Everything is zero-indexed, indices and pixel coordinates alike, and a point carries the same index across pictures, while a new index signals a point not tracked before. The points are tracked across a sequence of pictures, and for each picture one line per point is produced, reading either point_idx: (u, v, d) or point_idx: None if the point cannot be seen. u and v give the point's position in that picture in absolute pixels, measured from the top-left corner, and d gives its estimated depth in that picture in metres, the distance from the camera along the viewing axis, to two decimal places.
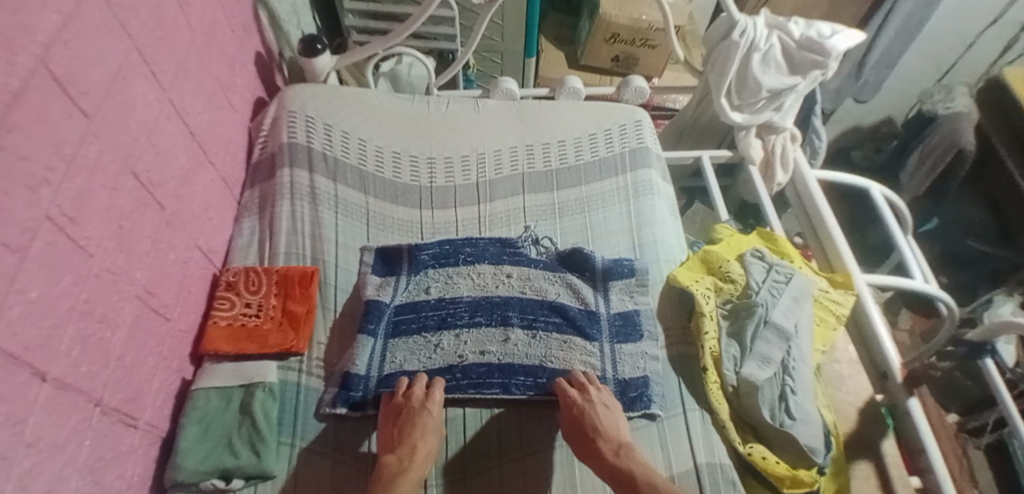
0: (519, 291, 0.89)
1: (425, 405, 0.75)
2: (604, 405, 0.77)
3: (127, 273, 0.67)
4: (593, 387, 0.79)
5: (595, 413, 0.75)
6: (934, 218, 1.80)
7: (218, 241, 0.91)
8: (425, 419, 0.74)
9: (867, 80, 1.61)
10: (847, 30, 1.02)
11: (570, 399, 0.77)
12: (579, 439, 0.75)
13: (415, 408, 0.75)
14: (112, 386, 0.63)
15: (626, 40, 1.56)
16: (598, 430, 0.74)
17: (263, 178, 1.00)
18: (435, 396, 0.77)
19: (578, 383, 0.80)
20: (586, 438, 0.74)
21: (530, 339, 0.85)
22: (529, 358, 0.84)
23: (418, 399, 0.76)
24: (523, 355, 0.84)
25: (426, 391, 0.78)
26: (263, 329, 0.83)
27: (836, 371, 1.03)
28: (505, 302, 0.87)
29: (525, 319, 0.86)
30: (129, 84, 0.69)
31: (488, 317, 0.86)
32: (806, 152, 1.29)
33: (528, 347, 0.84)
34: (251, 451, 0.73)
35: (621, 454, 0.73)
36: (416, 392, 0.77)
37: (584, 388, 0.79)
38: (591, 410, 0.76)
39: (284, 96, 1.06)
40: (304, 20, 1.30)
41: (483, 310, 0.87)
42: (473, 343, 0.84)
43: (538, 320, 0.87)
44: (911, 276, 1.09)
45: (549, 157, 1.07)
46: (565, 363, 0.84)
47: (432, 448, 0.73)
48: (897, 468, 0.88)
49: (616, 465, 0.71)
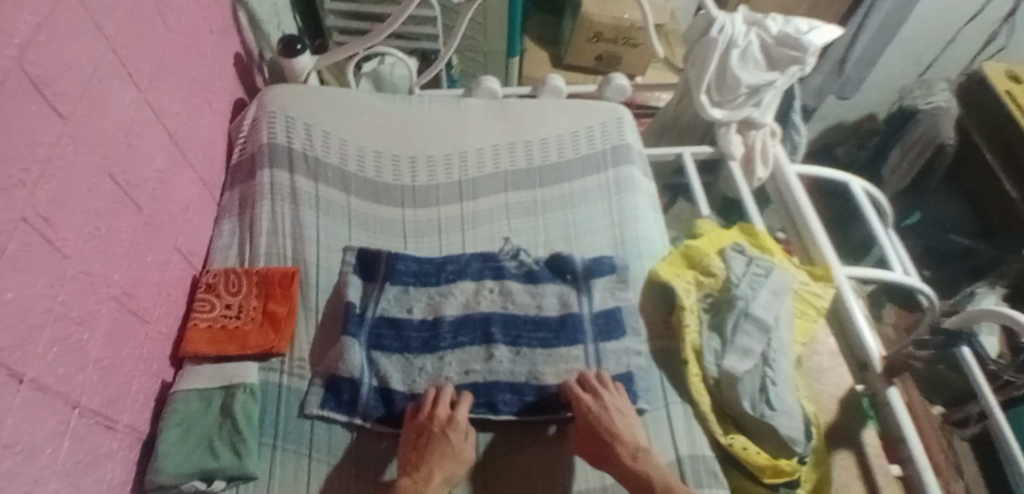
0: (500, 306, 0.89)
1: (446, 431, 0.74)
2: (620, 411, 0.78)
3: (104, 275, 0.66)
4: (607, 391, 0.79)
5: (612, 420, 0.76)
6: (916, 212, 1.83)
7: (197, 243, 0.90)
8: (444, 445, 0.73)
9: (849, 77, 1.63)
10: (825, 26, 1.04)
11: (585, 405, 0.77)
12: (594, 442, 0.75)
13: (436, 432, 0.74)
14: (90, 389, 0.63)
15: (609, 39, 1.57)
16: (616, 434, 0.75)
17: (243, 180, 0.99)
18: (457, 421, 0.75)
19: (592, 387, 0.80)
20: (603, 442, 0.75)
21: (514, 355, 0.85)
22: (515, 376, 0.84)
23: (440, 423, 0.74)
24: (508, 372, 0.84)
25: (449, 414, 0.76)
26: (244, 330, 0.82)
27: (817, 363, 0.98)
28: (487, 317, 0.87)
29: (509, 335, 0.86)
30: (105, 86, 0.68)
31: (471, 336, 0.86)
32: (787, 148, 1.31)
33: (512, 364, 0.84)
34: (232, 452, 0.73)
35: (639, 457, 0.73)
36: (439, 414, 0.75)
37: (598, 393, 0.79)
38: (606, 417, 0.76)
39: (265, 96, 1.05)
40: (285, 21, 1.30)
41: (467, 329, 0.86)
42: (457, 364, 0.83)
43: (521, 335, 0.87)
44: (891, 268, 1.11)
45: (531, 154, 1.08)
46: (551, 373, 0.84)
47: (449, 473, 0.72)
48: (877, 458, 0.88)
49: (633, 470, 0.72)
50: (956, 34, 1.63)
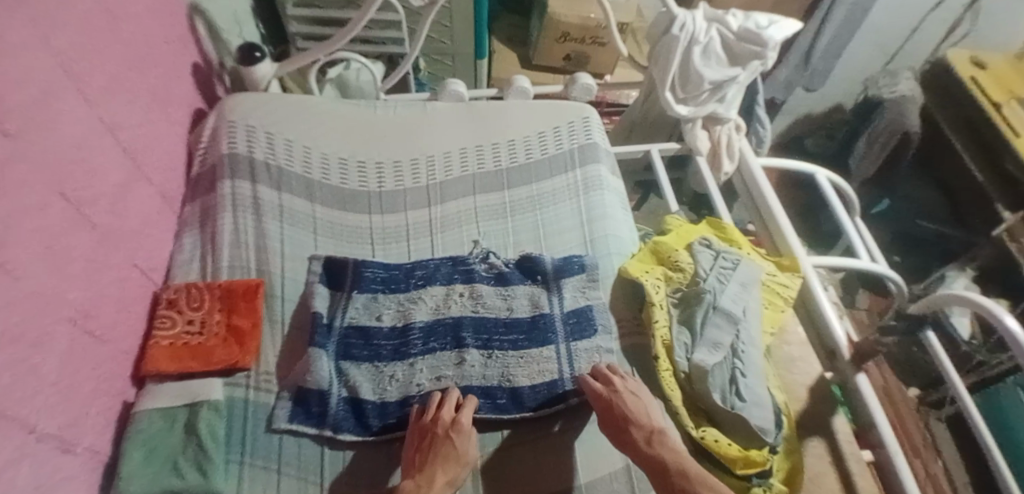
0: (471, 310, 0.89)
1: (449, 433, 0.74)
2: (632, 393, 0.80)
3: (58, 295, 0.64)
4: (617, 377, 0.82)
5: (625, 404, 0.78)
6: (885, 199, 1.88)
7: (157, 258, 0.89)
8: (447, 448, 0.73)
9: (816, 69, 1.66)
10: (784, 20, 1.06)
11: (596, 392, 0.80)
12: (613, 427, 0.78)
13: (440, 435, 0.73)
14: (47, 412, 0.60)
15: (577, 39, 1.58)
16: (630, 419, 0.77)
17: (204, 192, 0.97)
18: (461, 424, 0.75)
19: (602, 376, 0.82)
20: (619, 425, 0.77)
21: (486, 359, 0.85)
22: (487, 379, 0.83)
23: (444, 425, 0.74)
24: (480, 376, 0.83)
25: (453, 417, 0.76)
26: (207, 346, 0.81)
27: (787, 354, 0.98)
28: (458, 322, 0.87)
29: (480, 339, 0.86)
30: (53, 101, 0.66)
31: (442, 341, 0.85)
32: (753, 141, 1.33)
33: (484, 368, 0.84)
34: (198, 472, 0.72)
35: (653, 441, 0.75)
36: (443, 417, 0.75)
37: (609, 379, 0.81)
38: (619, 401, 0.78)
39: (224, 105, 1.03)
40: (246, 28, 1.28)
41: (438, 334, 0.86)
42: (429, 370, 0.83)
43: (492, 339, 0.86)
44: (858, 257, 1.13)
45: (499, 156, 1.07)
46: (523, 376, 0.84)
47: (452, 476, 0.72)
48: (849, 444, 0.88)
49: (649, 452, 0.74)
50: (919, 23, 1.66)
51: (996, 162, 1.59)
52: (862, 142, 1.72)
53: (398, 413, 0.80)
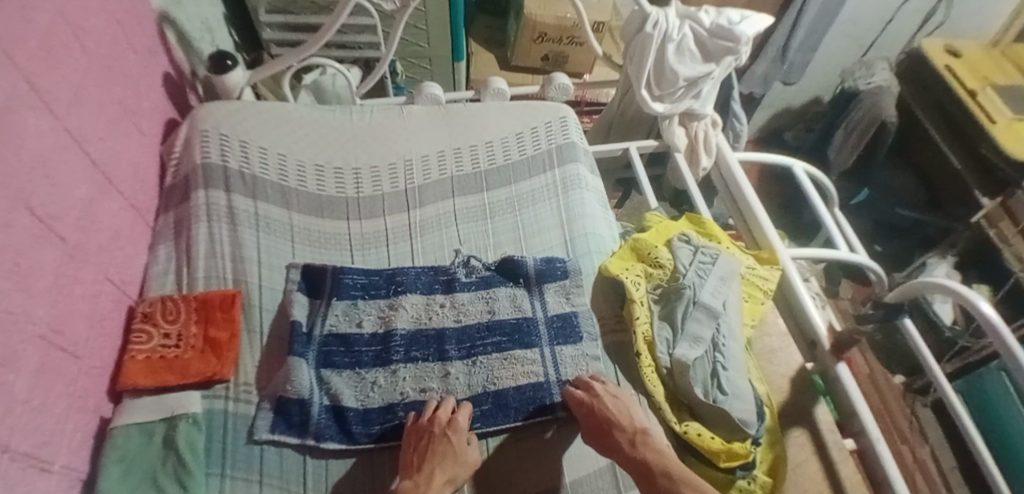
0: (453, 318, 0.88)
1: (446, 432, 0.74)
2: (613, 396, 0.81)
3: (26, 312, 0.63)
4: (597, 383, 0.83)
5: (608, 407, 0.78)
6: (864, 189, 1.87)
7: (130, 271, 0.87)
8: (445, 446, 0.73)
9: (793, 62, 1.68)
10: (756, 15, 1.07)
11: (578, 398, 0.80)
12: (596, 433, 0.78)
13: (437, 435, 0.74)
14: (20, 432, 0.59)
15: (554, 39, 1.59)
16: (613, 422, 0.77)
17: (177, 203, 0.96)
18: (457, 424, 0.76)
19: (584, 383, 0.83)
20: (603, 430, 0.77)
21: (469, 366, 0.85)
22: (472, 386, 0.83)
23: (440, 425, 0.75)
24: (465, 385, 0.83)
25: (449, 417, 0.77)
26: (184, 358, 0.80)
27: (767, 344, 1.00)
28: (441, 332, 0.86)
29: (463, 347, 0.86)
30: (15, 114, 0.65)
31: (425, 351, 0.85)
32: (730, 136, 1.35)
33: (468, 375, 0.84)
34: (177, 485, 0.71)
35: (638, 442, 0.75)
36: (439, 417, 0.76)
37: (589, 385, 0.82)
38: (602, 404, 0.79)
39: (195, 115, 1.02)
40: (219, 36, 1.27)
41: (421, 343, 0.85)
42: (412, 379, 0.83)
43: (475, 345, 0.86)
44: (837, 247, 1.14)
45: (477, 159, 1.07)
46: (508, 380, 0.84)
47: (451, 475, 0.72)
48: (831, 433, 0.89)
49: (634, 454, 0.74)
50: (893, 15, 1.68)
51: (973, 148, 1.62)
52: (840, 132, 1.74)
53: (382, 420, 0.79)
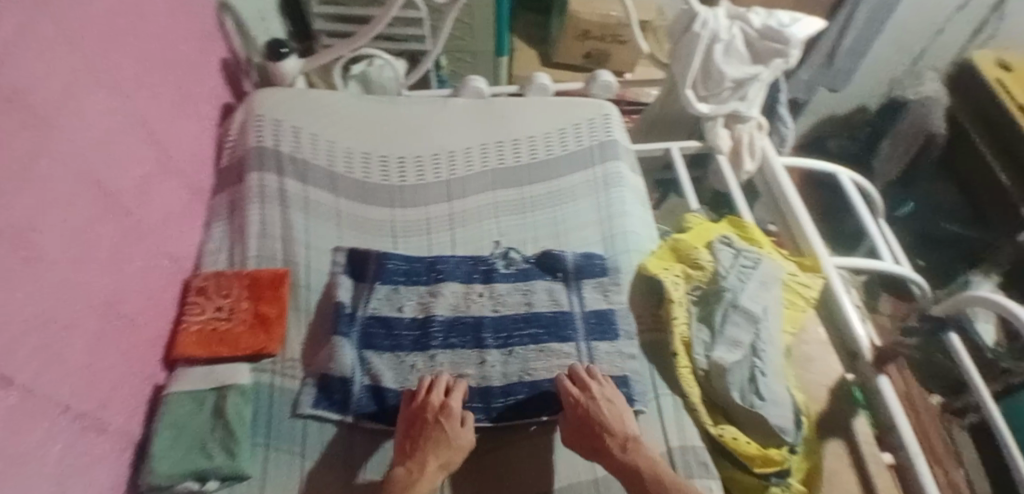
0: (491, 308, 0.90)
1: (439, 419, 0.75)
2: (607, 400, 0.79)
3: (91, 281, 0.66)
4: (594, 381, 0.80)
5: (600, 410, 0.77)
6: (909, 201, 1.84)
7: (186, 248, 0.91)
8: (438, 432, 0.74)
9: (840, 69, 1.62)
10: (807, 18, 1.05)
11: (573, 398, 0.78)
12: (586, 434, 0.77)
13: (430, 422, 0.74)
14: (79, 393, 0.62)
15: (597, 37, 1.58)
16: (605, 425, 0.76)
17: (231, 184, 1.00)
18: (451, 410, 0.76)
19: (580, 379, 0.81)
20: (593, 431, 0.76)
21: (506, 356, 0.86)
22: (508, 376, 0.84)
23: (434, 411, 0.75)
24: (500, 374, 0.84)
25: (442, 401, 0.77)
26: (235, 332, 0.83)
27: (806, 351, 0.98)
28: (479, 321, 0.88)
29: (500, 337, 0.87)
30: (84, 93, 0.68)
31: (462, 338, 0.86)
32: (776, 140, 1.33)
33: (504, 366, 0.85)
34: (225, 452, 0.73)
35: (628, 447, 0.75)
36: (432, 402, 0.76)
37: (586, 385, 0.80)
38: (593, 407, 0.77)
39: (252, 101, 1.06)
40: (272, 25, 1.31)
41: (459, 331, 0.87)
42: (450, 365, 0.84)
43: (512, 336, 0.87)
44: (882, 258, 1.12)
45: (520, 152, 1.08)
46: (544, 372, 0.85)
47: (445, 459, 0.73)
48: (869, 446, 0.87)
49: (623, 459, 0.74)
50: (941, 25, 1.62)
51: None
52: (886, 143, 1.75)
53: None
